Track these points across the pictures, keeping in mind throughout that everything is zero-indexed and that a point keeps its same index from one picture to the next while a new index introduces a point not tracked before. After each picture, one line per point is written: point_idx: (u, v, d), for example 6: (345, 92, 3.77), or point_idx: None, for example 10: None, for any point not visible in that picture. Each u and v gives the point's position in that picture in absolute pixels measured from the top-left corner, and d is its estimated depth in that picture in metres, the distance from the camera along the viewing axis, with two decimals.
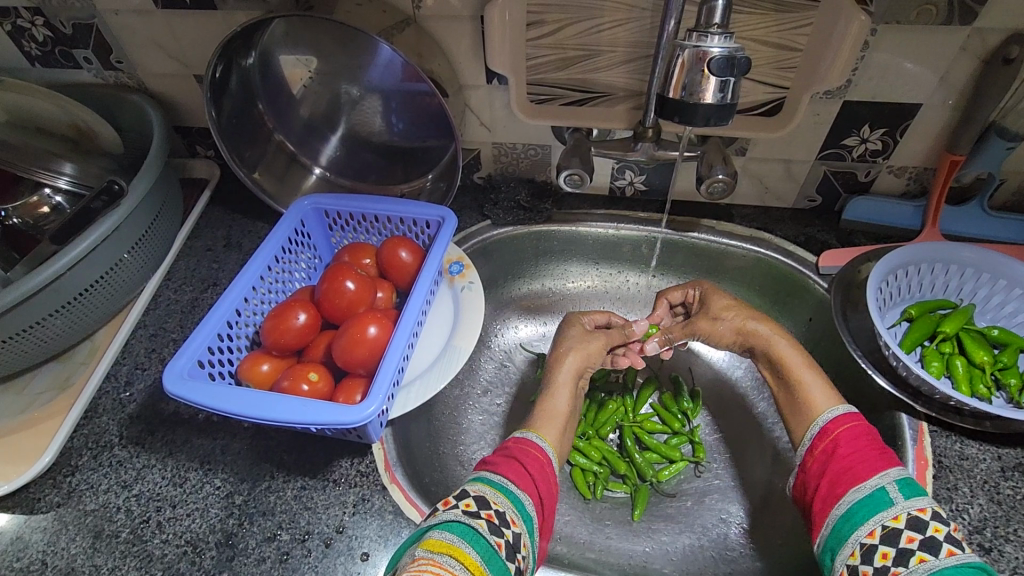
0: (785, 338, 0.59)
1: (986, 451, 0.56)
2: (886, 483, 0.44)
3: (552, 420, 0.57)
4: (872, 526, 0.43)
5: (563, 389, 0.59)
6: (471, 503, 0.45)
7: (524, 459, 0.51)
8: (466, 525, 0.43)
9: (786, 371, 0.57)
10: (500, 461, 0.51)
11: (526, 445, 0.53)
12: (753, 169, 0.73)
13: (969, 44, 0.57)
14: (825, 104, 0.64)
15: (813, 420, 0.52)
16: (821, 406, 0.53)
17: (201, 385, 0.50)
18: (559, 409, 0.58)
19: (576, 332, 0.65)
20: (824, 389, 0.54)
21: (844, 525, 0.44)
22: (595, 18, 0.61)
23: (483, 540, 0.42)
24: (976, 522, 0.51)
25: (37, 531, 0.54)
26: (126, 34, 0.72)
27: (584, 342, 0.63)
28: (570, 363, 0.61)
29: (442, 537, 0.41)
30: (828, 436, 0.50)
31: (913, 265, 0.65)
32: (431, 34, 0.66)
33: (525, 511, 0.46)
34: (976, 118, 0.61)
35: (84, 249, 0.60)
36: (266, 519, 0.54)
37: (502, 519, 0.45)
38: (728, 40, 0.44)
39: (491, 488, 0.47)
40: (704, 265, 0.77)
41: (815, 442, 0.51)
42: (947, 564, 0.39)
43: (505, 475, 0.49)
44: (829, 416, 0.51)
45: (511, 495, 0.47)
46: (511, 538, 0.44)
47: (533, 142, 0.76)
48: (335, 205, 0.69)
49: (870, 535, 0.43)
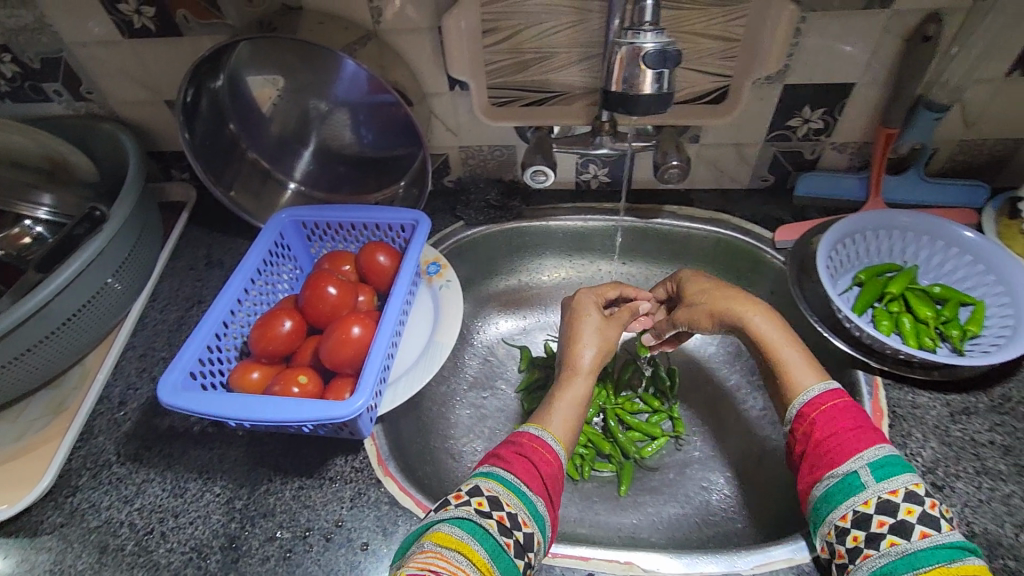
0: (772, 318, 0.59)
1: (936, 398, 0.60)
2: (859, 468, 0.47)
3: (563, 414, 0.58)
4: (845, 510, 0.46)
5: (581, 381, 0.60)
6: (483, 501, 0.47)
7: (537, 460, 0.52)
8: (476, 523, 0.46)
9: (767, 350, 0.58)
10: (513, 458, 0.52)
11: (540, 446, 0.53)
12: (708, 155, 0.77)
13: (890, 26, 0.62)
14: (767, 88, 0.69)
15: (791, 403, 0.54)
16: (801, 387, 0.54)
17: (194, 395, 0.52)
18: (571, 405, 0.59)
19: (596, 318, 0.65)
20: (808, 374, 0.55)
21: (821, 508, 0.48)
22: (545, 23, 0.65)
23: (491, 539, 0.45)
24: (929, 463, 0.56)
25: (43, 552, 0.56)
26: (95, 65, 0.74)
27: (603, 331, 0.64)
28: (589, 355, 0.62)
29: (451, 531, 0.45)
30: (806, 419, 0.52)
31: (860, 234, 0.69)
32: (393, 47, 0.69)
33: (536, 512, 0.49)
34: (904, 92, 0.65)
35: (68, 275, 0.62)
36: (267, 520, 0.57)
37: (513, 521, 0.47)
38: (660, 35, 0.48)
39: (504, 488, 0.49)
40: (670, 249, 0.81)
41: (796, 424, 0.53)
42: (921, 546, 0.42)
43: (519, 475, 0.50)
44: (807, 399, 0.53)
45: (524, 497, 0.49)
46: (521, 538, 0.47)
47: (498, 143, 0.79)
48: (312, 216, 0.71)
49: (843, 518, 0.46)
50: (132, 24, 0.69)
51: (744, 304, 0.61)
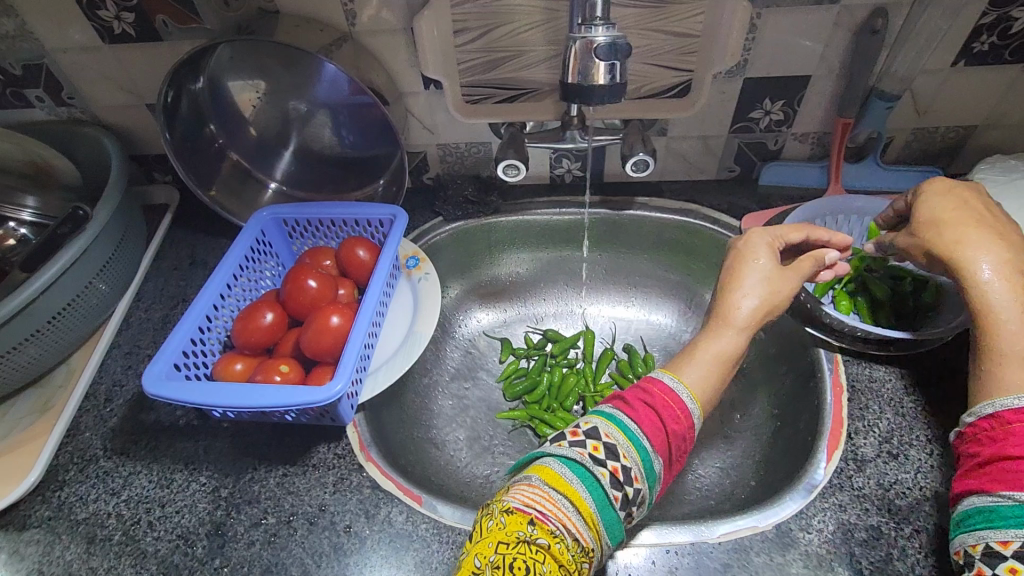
0: (1008, 282, 0.47)
1: (892, 372, 0.63)
2: None
3: (694, 368, 0.52)
4: (1008, 536, 0.39)
5: (730, 342, 0.53)
6: (599, 448, 0.46)
7: (667, 416, 0.48)
8: (588, 470, 0.44)
9: (988, 320, 0.47)
10: (641, 407, 0.48)
11: (673, 403, 0.49)
12: (676, 148, 0.80)
13: (840, 20, 0.66)
14: (729, 82, 0.72)
15: (990, 399, 0.44)
16: (1014, 388, 0.44)
17: (178, 384, 0.54)
18: (712, 362, 0.53)
19: (767, 263, 0.56)
20: (1021, 369, 0.44)
21: (979, 519, 0.41)
22: (513, 22, 0.67)
23: (599, 490, 0.44)
24: (885, 433, 0.59)
25: (32, 544, 0.57)
26: (76, 70, 0.75)
27: (779, 282, 0.55)
28: (751, 305, 0.54)
29: (561, 471, 0.44)
30: (1017, 420, 0.42)
31: (819, 220, 0.72)
32: (368, 48, 0.71)
33: (652, 469, 0.46)
34: (857, 83, 0.69)
35: (52, 275, 0.63)
36: (252, 507, 0.58)
37: (627, 476, 0.45)
38: (610, 30, 0.51)
39: (625, 439, 0.46)
40: (643, 239, 0.84)
41: (1002, 417, 0.43)
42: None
43: (644, 428, 0.47)
44: (1017, 403, 0.42)
45: (643, 453, 0.46)
46: (631, 493, 0.45)
47: (473, 140, 0.81)
48: (293, 214, 0.73)
49: (1002, 543, 0.39)
50: (113, 30, 0.70)
51: (980, 244, 0.49)
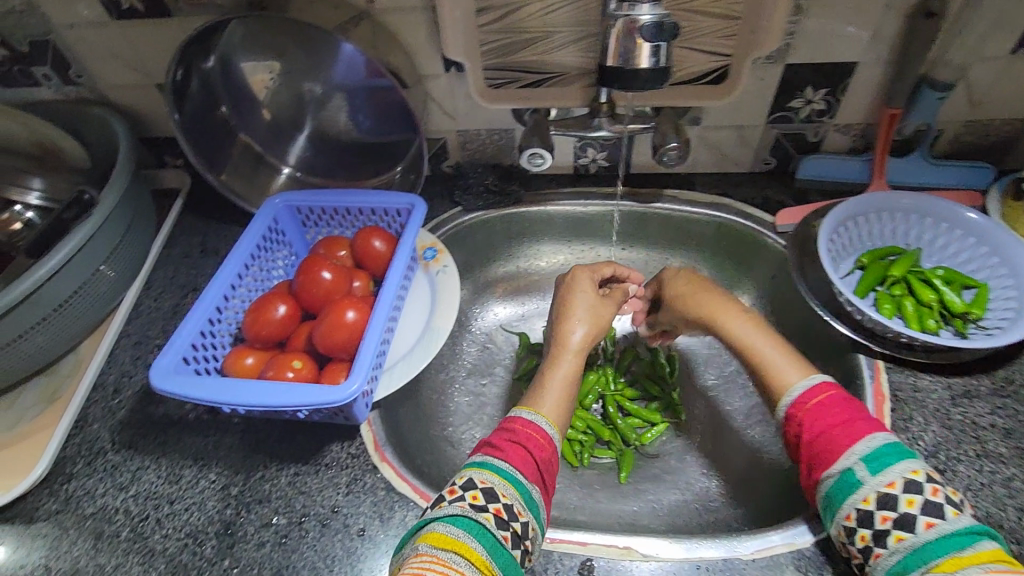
0: (757, 330, 0.60)
1: (937, 382, 0.59)
2: (854, 463, 0.46)
3: (545, 395, 0.59)
4: (847, 509, 0.45)
5: (569, 359, 0.62)
6: (478, 495, 0.48)
7: (531, 446, 0.53)
8: (472, 518, 0.46)
9: (746, 351, 0.59)
10: (508, 447, 0.52)
11: (535, 433, 0.54)
12: (709, 138, 0.76)
13: (893, 2, 0.61)
14: (769, 68, 0.67)
15: (780, 402, 0.54)
16: (786, 386, 0.54)
17: (186, 379, 0.52)
18: (560, 385, 0.60)
19: (587, 295, 0.67)
20: (794, 372, 0.55)
21: (828, 506, 0.47)
22: (540, 1, 0.63)
23: (489, 533, 0.45)
24: (931, 447, 0.55)
25: (38, 538, 0.56)
26: (84, 48, 0.73)
27: (600, 309, 0.66)
28: (580, 335, 0.64)
29: (447, 530, 0.45)
30: (802, 409, 0.52)
31: (862, 217, 0.68)
32: (386, 27, 0.68)
33: (531, 498, 0.50)
34: (908, 71, 0.64)
35: (58, 262, 0.61)
36: (262, 506, 0.56)
37: (510, 513, 0.48)
38: (656, 7, 0.47)
39: (498, 478, 0.49)
40: (670, 234, 0.80)
41: (790, 412, 0.52)
42: (928, 538, 0.42)
43: (514, 462, 0.51)
44: (794, 396, 0.53)
45: (518, 485, 0.49)
46: (518, 529, 0.47)
47: (495, 126, 0.78)
48: (307, 201, 0.70)
49: (847, 518, 0.45)
50: (121, 5, 0.67)
51: (730, 312, 0.62)
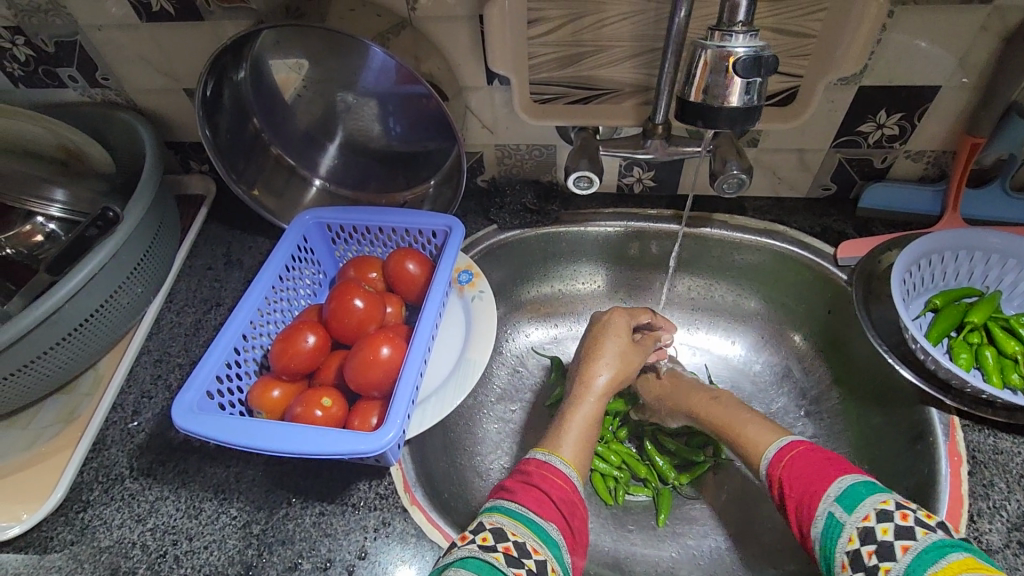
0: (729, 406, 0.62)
1: (1021, 443, 0.54)
2: (830, 505, 0.45)
3: (568, 439, 0.58)
4: (841, 558, 0.43)
5: (588, 403, 0.61)
6: (487, 536, 0.46)
7: (543, 484, 0.51)
8: (482, 560, 0.43)
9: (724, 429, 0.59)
10: (519, 488, 0.51)
11: (547, 471, 0.53)
12: (766, 161, 0.71)
13: (989, 24, 0.55)
14: (840, 90, 0.62)
15: (762, 457, 0.54)
16: (761, 449, 0.55)
17: (211, 418, 0.48)
18: (579, 430, 0.59)
19: (618, 343, 0.65)
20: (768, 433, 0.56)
21: (826, 561, 0.44)
22: (595, 12, 0.59)
23: (499, 572, 0.42)
24: (1015, 519, 0.50)
25: (52, 571, 0.53)
26: (111, 50, 0.69)
27: (625, 358, 0.65)
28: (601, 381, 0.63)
29: (458, 575, 0.42)
30: (779, 468, 0.51)
31: (936, 254, 0.62)
32: (428, 35, 0.63)
33: (548, 535, 0.47)
34: (999, 98, 0.58)
35: (81, 280, 0.58)
36: (286, 548, 0.53)
37: (523, 550, 0.45)
38: (753, 39, 0.42)
39: (508, 518, 0.47)
40: (717, 260, 0.76)
41: (771, 476, 0.52)
42: (908, 563, 0.39)
43: (523, 502, 0.49)
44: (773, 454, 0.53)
45: (531, 524, 0.47)
46: (533, 566, 0.44)
47: (536, 142, 0.73)
48: (338, 218, 0.67)
49: (843, 567, 0.42)
50: (150, 7, 0.64)
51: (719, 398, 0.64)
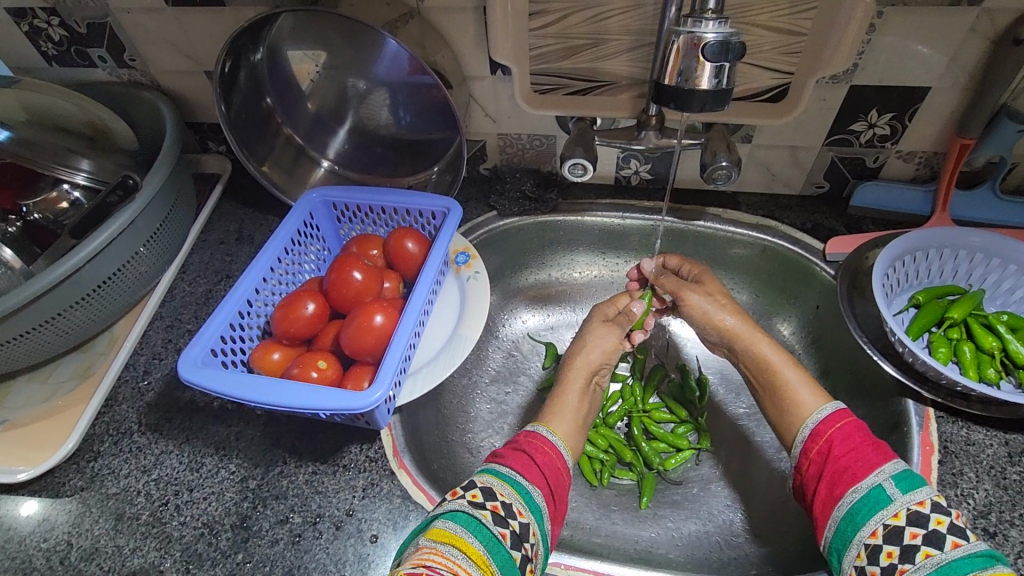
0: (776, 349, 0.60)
1: (993, 436, 0.55)
2: (883, 480, 0.46)
3: (561, 415, 0.59)
4: (874, 525, 0.45)
5: (577, 382, 0.62)
6: (477, 493, 0.48)
7: (534, 451, 0.54)
8: (470, 515, 0.46)
9: (770, 372, 0.59)
10: (509, 454, 0.53)
11: (537, 440, 0.55)
12: (759, 156, 0.73)
13: (978, 26, 0.56)
14: (831, 88, 0.64)
15: (802, 423, 0.54)
16: (811, 409, 0.55)
17: (214, 372, 0.52)
18: (571, 406, 0.60)
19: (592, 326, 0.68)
20: (811, 393, 0.56)
21: (847, 527, 0.47)
22: (596, 6, 0.61)
23: (486, 530, 0.45)
24: (982, 507, 0.51)
25: (63, 514, 0.57)
26: (139, 32, 0.74)
27: (601, 336, 0.66)
28: (584, 359, 0.64)
29: (445, 526, 0.45)
30: (821, 437, 0.52)
31: (919, 252, 0.64)
32: (435, 25, 0.66)
33: (533, 501, 0.49)
34: (987, 100, 0.59)
35: (99, 244, 0.62)
36: (279, 503, 0.56)
37: (509, 511, 0.47)
38: (723, 25, 0.45)
39: (498, 480, 0.50)
40: (709, 253, 0.77)
41: (809, 444, 0.53)
42: (955, 556, 0.41)
43: (513, 466, 0.51)
44: (821, 416, 0.53)
45: (518, 487, 0.49)
46: (517, 528, 0.47)
47: (537, 132, 0.76)
48: (343, 197, 0.70)
49: (873, 535, 0.45)
50: None
51: (755, 334, 0.62)
